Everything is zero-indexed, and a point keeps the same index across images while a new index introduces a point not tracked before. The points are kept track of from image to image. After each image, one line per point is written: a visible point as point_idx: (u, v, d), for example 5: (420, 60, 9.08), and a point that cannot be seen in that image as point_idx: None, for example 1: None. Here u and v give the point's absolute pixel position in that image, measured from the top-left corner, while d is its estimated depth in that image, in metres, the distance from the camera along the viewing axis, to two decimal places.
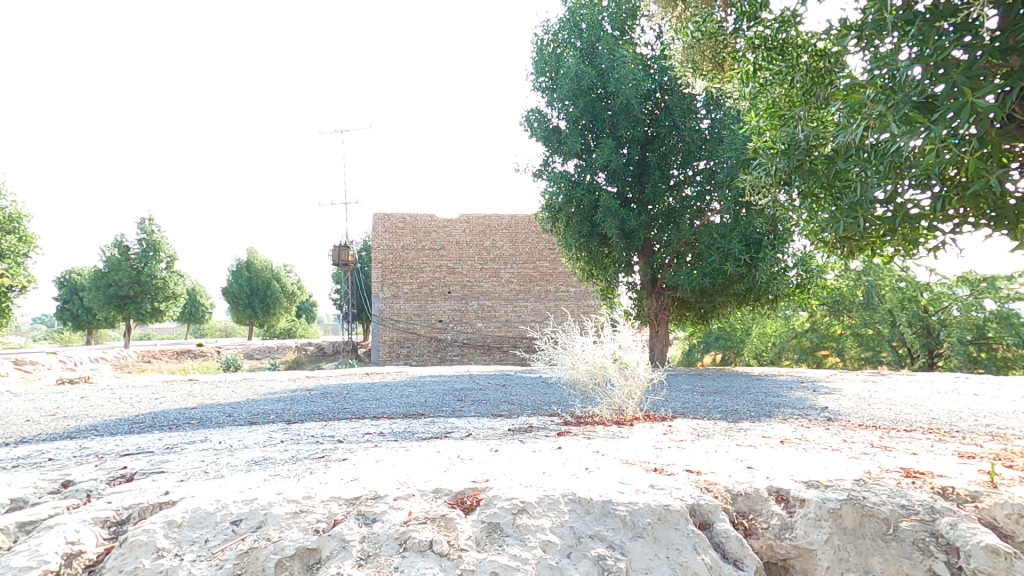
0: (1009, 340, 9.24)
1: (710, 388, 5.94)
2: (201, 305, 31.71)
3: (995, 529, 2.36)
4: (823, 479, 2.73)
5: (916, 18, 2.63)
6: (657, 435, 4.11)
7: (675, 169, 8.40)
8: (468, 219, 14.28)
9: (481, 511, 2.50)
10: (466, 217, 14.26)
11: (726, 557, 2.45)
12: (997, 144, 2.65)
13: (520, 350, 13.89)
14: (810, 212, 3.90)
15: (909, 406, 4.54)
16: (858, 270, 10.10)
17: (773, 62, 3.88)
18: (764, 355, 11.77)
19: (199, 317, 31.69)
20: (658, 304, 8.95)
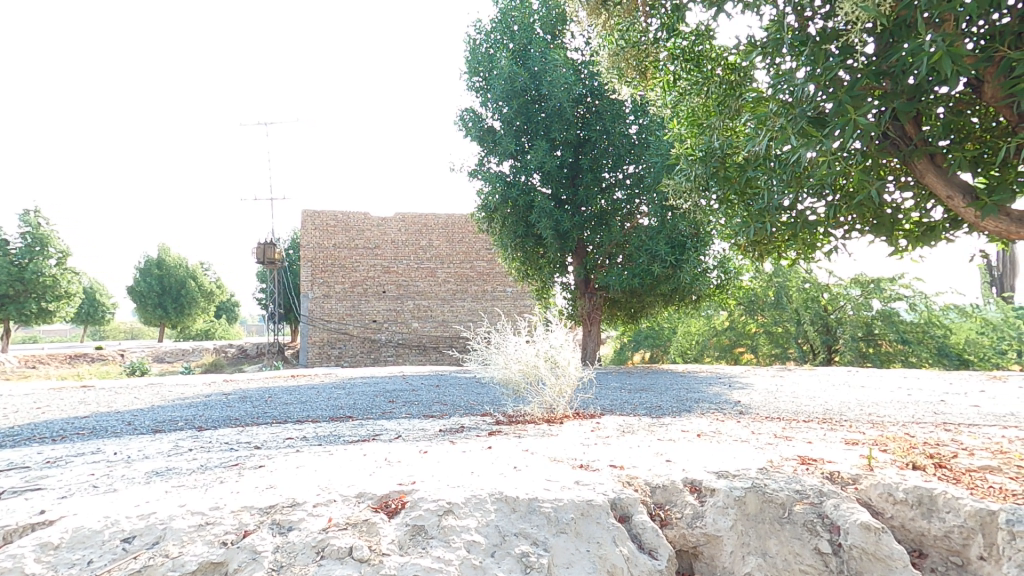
0: (892, 336, 10.26)
1: (637, 385, 6.19)
2: (103, 306, 29.22)
3: (869, 508, 2.60)
4: (732, 469, 2.90)
5: (809, 40, 2.90)
6: (585, 432, 4.23)
7: (607, 172, 8.66)
8: (403, 217, 14.07)
9: (405, 515, 2.47)
10: (401, 216, 14.04)
11: (642, 547, 2.57)
12: (877, 158, 2.94)
13: (455, 351, 13.81)
14: (725, 216, 4.15)
15: (809, 398, 4.94)
16: (770, 272, 10.84)
17: (691, 73, 4.13)
18: (688, 353, 12.40)
19: (98, 319, 29.14)
20: (590, 304, 9.22)
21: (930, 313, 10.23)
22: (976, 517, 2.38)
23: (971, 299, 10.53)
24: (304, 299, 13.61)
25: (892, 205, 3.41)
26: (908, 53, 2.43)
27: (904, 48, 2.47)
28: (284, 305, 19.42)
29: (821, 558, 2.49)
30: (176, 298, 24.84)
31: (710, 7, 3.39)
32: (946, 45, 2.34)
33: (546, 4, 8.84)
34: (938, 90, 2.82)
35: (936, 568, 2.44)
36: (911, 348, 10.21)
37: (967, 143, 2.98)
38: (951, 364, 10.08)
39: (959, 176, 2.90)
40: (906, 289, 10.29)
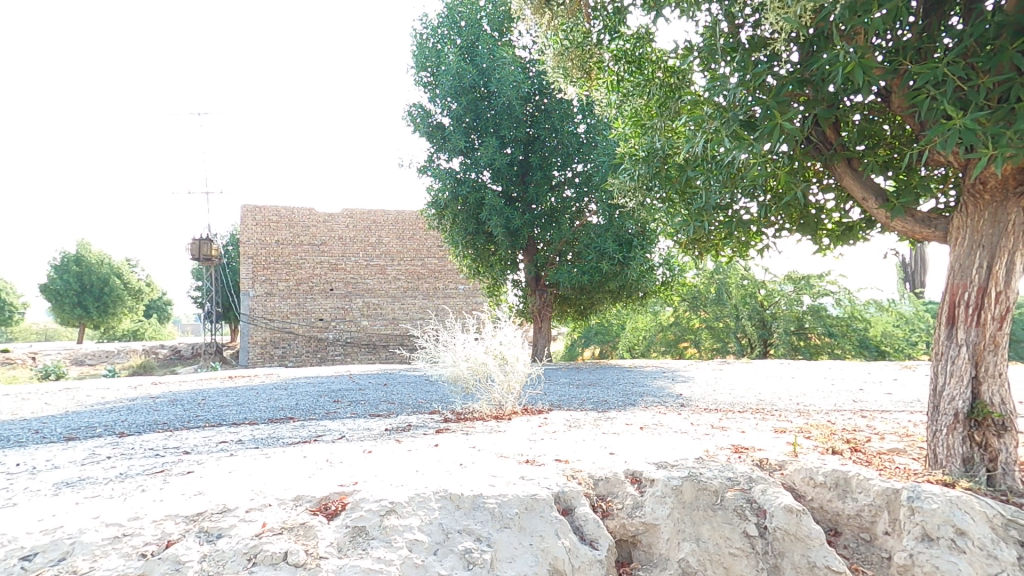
0: (821, 330, 10.89)
1: (586, 380, 6.30)
2: (11, 305, 26.85)
3: (793, 491, 2.72)
4: (671, 459, 2.99)
5: (739, 46, 3.01)
6: (533, 427, 4.26)
7: (556, 170, 8.75)
8: (351, 213, 13.73)
9: (346, 516, 2.42)
10: (349, 212, 13.71)
11: (583, 538, 2.60)
12: (802, 162, 3.10)
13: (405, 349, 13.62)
14: (668, 214, 4.28)
15: (744, 390, 5.19)
16: (711, 270, 11.28)
17: (634, 75, 4.23)
18: (636, 348, 12.74)
19: (6, 319, 26.76)
20: (541, 301, 9.37)
21: (854, 308, 10.94)
22: (883, 496, 2.49)
23: (888, 295, 11.37)
24: (244, 298, 13.07)
25: (816, 206, 3.62)
26: (825, 62, 2.56)
27: (822, 57, 2.60)
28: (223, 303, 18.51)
29: (749, 541, 2.57)
30: (98, 296, 23.19)
31: (649, 11, 3.48)
32: (858, 56, 2.48)
33: (493, 2, 8.83)
34: (854, 99, 3.00)
35: (849, 545, 2.54)
36: (836, 340, 10.89)
37: (880, 149, 3.20)
38: (870, 355, 10.83)
39: (872, 180, 3.11)
40: (832, 285, 10.95)
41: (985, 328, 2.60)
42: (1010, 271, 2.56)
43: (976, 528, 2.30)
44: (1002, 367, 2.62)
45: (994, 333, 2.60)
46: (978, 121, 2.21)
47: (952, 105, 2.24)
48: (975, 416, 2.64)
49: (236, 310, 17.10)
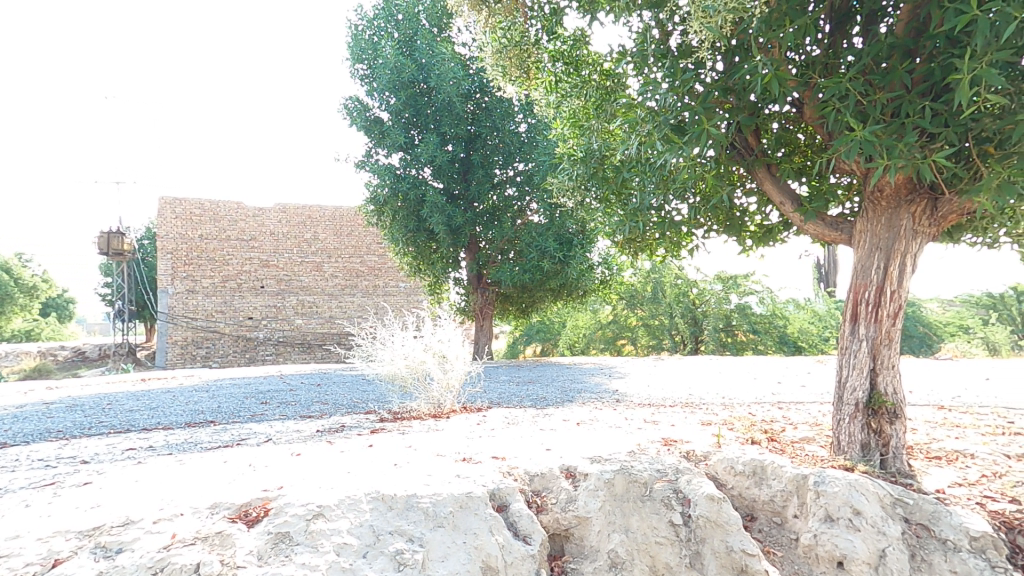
0: (747, 327, 11.53)
1: (526, 378, 6.36)
2: None
3: (716, 480, 2.83)
4: (604, 453, 3.02)
5: (668, 53, 3.11)
6: (471, 425, 4.22)
7: (498, 169, 8.77)
8: (284, 208, 13.15)
9: (268, 522, 2.28)
10: (282, 206, 13.13)
11: (516, 534, 2.56)
12: (727, 166, 3.24)
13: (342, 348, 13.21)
14: (604, 214, 4.36)
15: (676, 385, 5.40)
16: (648, 270, 11.70)
17: (572, 76, 4.29)
18: (576, 345, 12.99)
19: None
20: (483, 299, 9.39)
21: (775, 306, 11.66)
22: (794, 482, 2.65)
23: (805, 294, 12.24)
24: (162, 295, 12.23)
25: (741, 208, 3.82)
26: (745, 72, 2.69)
27: (742, 67, 2.72)
28: (136, 302, 17.00)
29: (674, 529, 2.62)
30: None
31: (585, 14, 3.53)
32: (775, 68, 2.62)
33: None
34: (773, 108, 3.18)
35: (763, 528, 2.67)
36: (760, 337, 11.55)
37: (795, 155, 3.40)
38: (789, 350, 11.59)
39: (788, 185, 3.31)
40: (756, 285, 11.62)
41: (882, 324, 2.83)
42: (903, 272, 2.80)
43: (871, 508, 2.48)
44: (895, 360, 2.86)
45: (888, 329, 2.84)
46: (876, 133, 2.39)
47: (854, 118, 2.41)
48: (872, 405, 2.87)
49: (153, 308, 15.97)
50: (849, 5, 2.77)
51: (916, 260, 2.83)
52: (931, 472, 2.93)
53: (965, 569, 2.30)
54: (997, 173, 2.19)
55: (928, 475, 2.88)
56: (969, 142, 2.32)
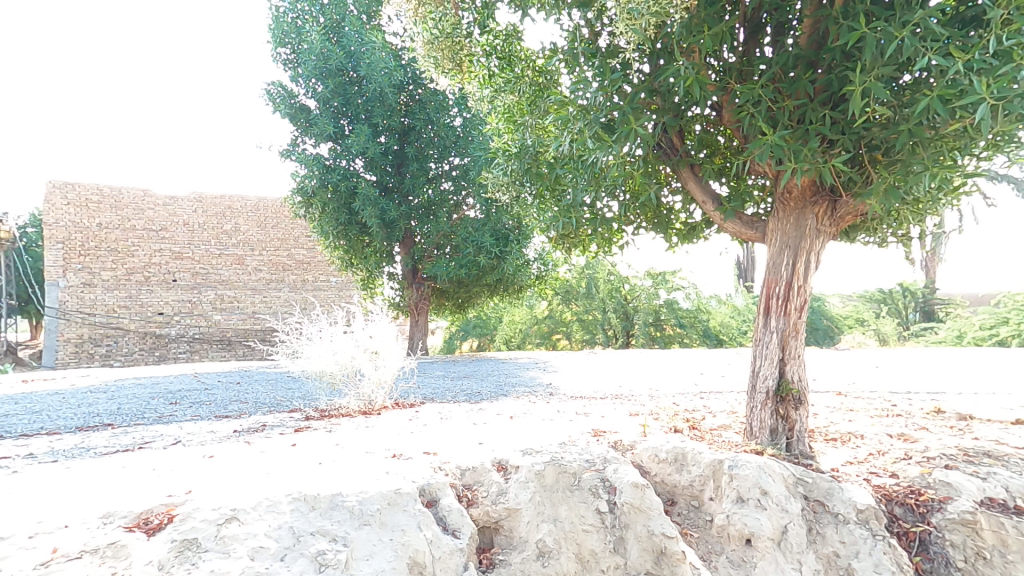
0: (674, 321, 12.09)
1: (461, 373, 6.32)
2: None
3: (641, 469, 2.92)
4: (536, 445, 3.03)
5: (597, 52, 3.16)
6: (403, 420, 4.11)
7: (433, 162, 8.63)
8: (200, 197, 12.33)
9: (172, 530, 2.09)
10: (197, 195, 12.29)
11: (445, 528, 2.46)
12: (654, 166, 3.34)
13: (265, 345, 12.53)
14: (537, 210, 4.38)
15: (608, 378, 5.56)
16: (582, 266, 12.00)
17: (505, 71, 4.27)
18: (512, 341, 13.08)
19: None
20: (418, 294, 9.26)
21: (699, 302, 12.30)
22: (711, 466, 2.78)
23: (725, 291, 13.05)
24: (52, 289, 11.04)
25: (667, 206, 3.97)
26: (669, 73, 2.78)
27: (667, 69, 2.81)
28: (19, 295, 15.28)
29: (600, 517, 2.64)
30: None
31: (516, 9, 3.51)
32: (696, 72, 2.73)
33: None
34: (695, 110, 3.33)
35: (682, 512, 2.78)
36: (685, 331, 12.11)
37: (715, 157, 3.57)
38: (712, 342, 12.22)
39: (710, 185, 3.48)
40: (683, 281, 12.21)
41: (789, 317, 3.05)
42: (808, 269, 3.02)
43: (777, 488, 2.65)
44: (801, 351, 3.08)
45: (796, 321, 3.06)
46: (785, 138, 2.55)
47: (765, 122, 2.56)
48: (780, 392, 3.08)
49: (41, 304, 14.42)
50: (761, 16, 2.94)
51: (819, 257, 3.06)
52: (828, 452, 3.20)
53: (852, 540, 2.52)
54: (884, 178, 2.40)
55: (825, 456, 3.13)
56: (861, 149, 2.53)
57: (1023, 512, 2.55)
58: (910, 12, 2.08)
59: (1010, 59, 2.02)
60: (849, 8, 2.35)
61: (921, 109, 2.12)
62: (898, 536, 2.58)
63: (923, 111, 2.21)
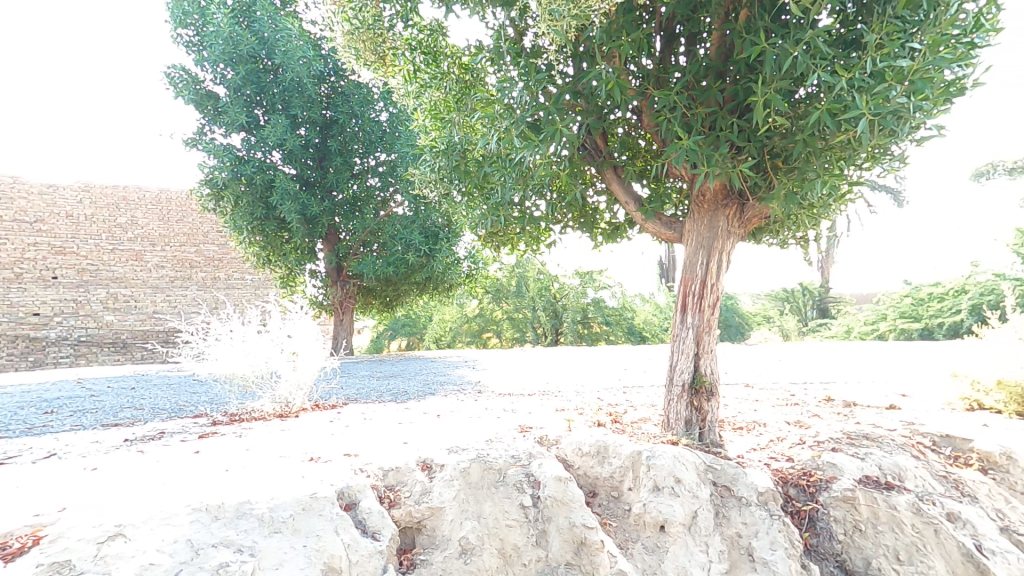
0: (600, 319, 12.46)
1: (387, 372, 6.17)
2: None
3: (565, 463, 2.98)
4: (460, 443, 2.99)
5: (521, 52, 3.18)
6: (324, 421, 3.93)
7: (357, 157, 8.36)
8: (86, 187, 11.37)
9: (41, 553, 1.83)
10: (83, 185, 11.33)
11: (364, 531, 2.32)
12: (579, 166, 3.41)
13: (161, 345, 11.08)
14: (465, 208, 4.35)
15: (536, 375, 5.64)
16: (513, 265, 12.12)
17: (429, 67, 4.18)
18: (442, 339, 12.98)
19: None
20: (343, 293, 8.98)
21: (624, 300, 12.78)
22: (630, 457, 2.87)
23: (648, 290, 13.68)
24: None
25: (593, 206, 4.08)
26: (591, 77, 2.85)
27: (589, 72, 2.88)
28: None
29: (524, 511, 2.64)
30: None
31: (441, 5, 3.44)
32: (616, 76, 2.81)
33: None
34: (617, 114, 3.44)
35: (602, 503, 2.85)
36: (611, 328, 12.52)
37: (636, 159, 3.70)
38: (635, 339, 12.73)
39: (633, 186, 3.62)
40: (609, 280, 12.64)
41: (704, 314, 3.23)
42: (721, 268, 3.21)
43: (689, 476, 2.79)
44: (714, 346, 3.28)
45: (709, 317, 3.24)
46: (698, 143, 2.69)
47: (681, 128, 2.69)
48: (695, 385, 3.25)
49: None
50: (674, 27, 3.12)
51: (730, 258, 3.27)
52: (735, 440, 3.42)
53: (752, 520, 2.71)
54: (783, 184, 2.61)
55: (733, 444, 3.35)
56: (764, 157, 2.73)
57: (893, 487, 2.83)
58: (801, 31, 2.28)
59: (882, 79, 2.27)
60: (753, 24, 2.53)
61: (813, 121, 2.32)
62: (790, 515, 2.81)
63: (815, 123, 2.43)
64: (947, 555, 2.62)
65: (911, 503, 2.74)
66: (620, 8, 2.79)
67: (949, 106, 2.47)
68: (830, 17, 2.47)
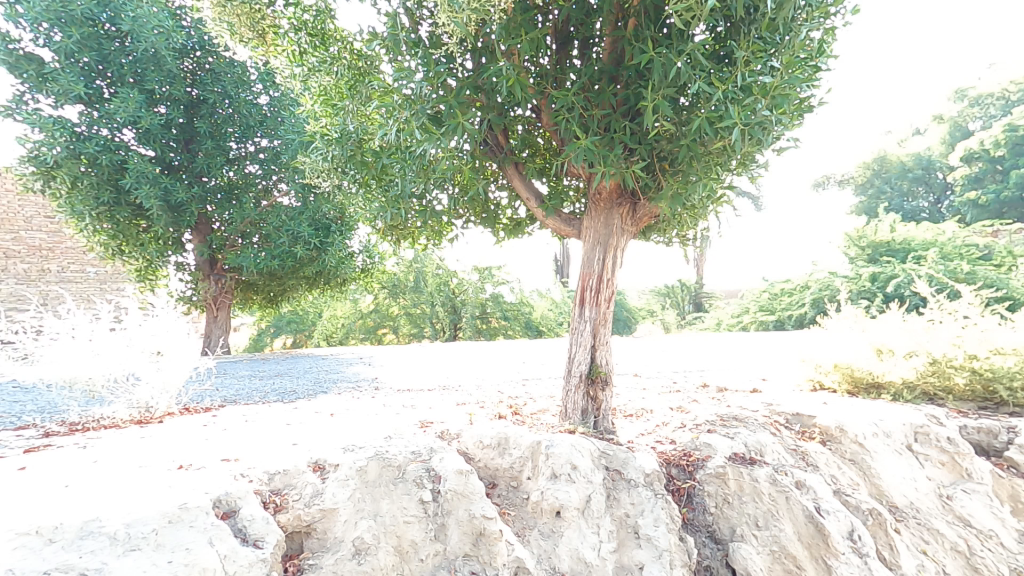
0: (499, 314, 12.59)
1: (271, 371, 5.68)
2: None
3: (466, 456, 2.96)
4: (357, 442, 2.83)
5: (420, 43, 3.09)
6: (196, 424, 3.51)
7: (232, 143, 7.64)
8: None
9: None
10: None
11: (243, 540, 2.07)
12: (480, 161, 3.40)
13: None
14: (362, 200, 4.14)
15: (436, 370, 5.54)
16: (410, 259, 11.87)
17: (316, 50, 3.91)
18: (334, 336, 12.37)
19: None
20: (217, 288, 8.18)
21: (522, 296, 13.05)
22: (530, 448, 2.93)
23: (545, 286, 14.16)
24: None
25: (495, 202, 4.09)
26: (492, 72, 2.86)
27: (490, 68, 2.89)
28: None
29: (423, 506, 2.55)
30: None
31: None
32: (517, 74, 2.84)
33: None
34: (517, 111, 3.48)
35: (501, 494, 2.87)
36: (509, 323, 12.70)
37: (537, 157, 3.78)
38: (532, 333, 13.05)
39: (533, 183, 3.69)
40: (507, 276, 12.82)
41: (600, 307, 3.40)
42: (616, 264, 3.39)
43: (585, 462, 2.89)
44: (609, 338, 3.45)
45: (605, 311, 3.42)
46: (595, 144, 2.82)
47: (578, 128, 2.80)
48: (591, 375, 3.39)
49: None
50: (568, 30, 3.24)
51: (624, 254, 3.46)
52: (625, 427, 3.64)
53: (639, 500, 2.87)
54: (670, 186, 2.83)
55: (623, 430, 3.55)
56: (654, 159, 2.94)
57: (755, 462, 3.17)
58: (683, 44, 2.49)
59: (750, 93, 2.55)
60: (640, 33, 2.71)
61: (695, 127, 2.54)
62: (671, 493, 3.05)
63: (696, 130, 2.65)
64: (794, 518, 2.97)
65: (769, 475, 3.08)
66: (518, 6, 2.82)
67: (802, 121, 2.85)
68: (706, 33, 2.72)
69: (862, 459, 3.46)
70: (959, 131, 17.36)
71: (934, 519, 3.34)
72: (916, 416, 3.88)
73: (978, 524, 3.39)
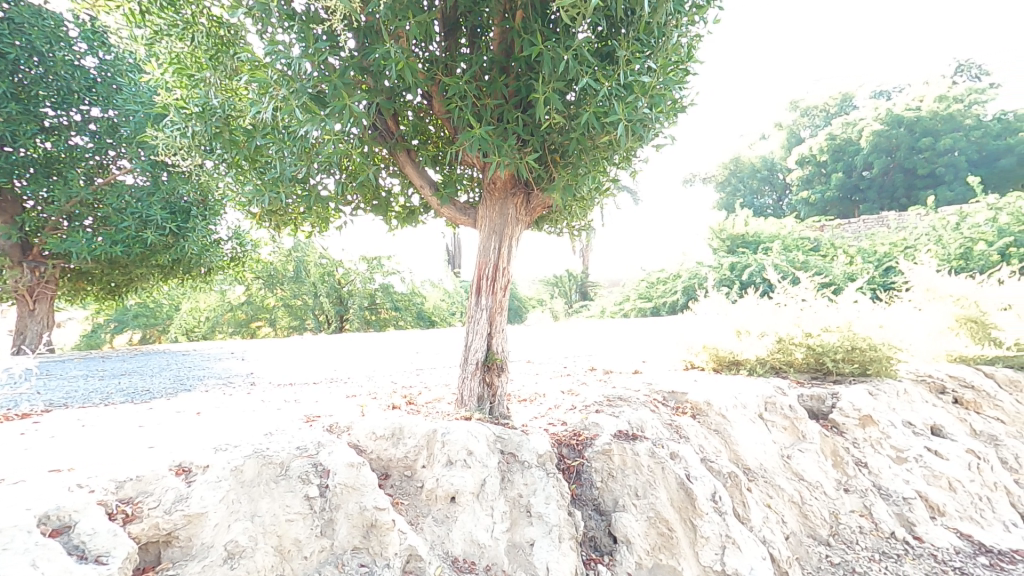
0: (388, 305, 12.12)
1: (116, 370, 4.87)
2: None
3: (357, 448, 2.85)
4: (230, 440, 2.53)
5: (297, 16, 2.79)
6: (14, 432, 2.87)
7: (48, 109, 6.37)
8: None
9: None
10: None
11: (81, 558, 1.73)
12: (370, 145, 3.20)
13: None
14: (233, 181, 3.70)
15: (321, 363, 5.18)
16: (289, 247, 10.95)
17: (161, 10, 3.36)
18: (196, 331, 11.05)
19: None
20: (33, 277, 6.82)
21: (413, 286, 12.71)
22: (425, 437, 2.87)
23: (437, 276, 13.98)
24: None
25: (386, 189, 3.90)
26: (379, 54, 2.69)
27: (376, 49, 2.72)
28: None
29: (308, 503, 2.34)
30: None
31: None
32: (405, 58, 2.70)
33: None
34: (407, 96, 3.34)
35: (395, 484, 2.77)
36: (400, 314, 12.31)
37: (428, 145, 3.70)
38: (424, 324, 12.76)
39: (426, 171, 3.60)
40: (397, 266, 12.43)
41: (495, 296, 3.40)
42: (511, 254, 3.42)
43: (480, 447, 2.87)
44: (504, 326, 3.47)
45: (500, 300, 3.43)
46: (488, 133, 2.80)
47: (471, 116, 2.76)
48: (487, 362, 3.39)
49: None
50: (456, 17, 3.19)
51: (518, 244, 3.51)
52: (519, 411, 3.70)
53: (532, 480, 2.92)
54: (562, 177, 2.92)
55: (517, 414, 3.61)
56: (546, 151, 3.02)
57: (637, 437, 3.40)
58: (570, 40, 2.56)
59: (631, 91, 2.71)
60: (528, 26, 2.73)
61: (585, 121, 2.63)
62: (562, 471, 3.18)
63: (585, 124, 2.75)
64: (668, 485, 3.22)
65: (648, 449, 3.33)
66: None
67: (676, 119, 3.10)
68: (590, 32, 2.83)
69: (724, 429, 3.90)
70: (794, 137, 21.15)
71: (777, 476, 3.85)
72: (766, 389, 4.48)
73: (809, 477, 3.93)
